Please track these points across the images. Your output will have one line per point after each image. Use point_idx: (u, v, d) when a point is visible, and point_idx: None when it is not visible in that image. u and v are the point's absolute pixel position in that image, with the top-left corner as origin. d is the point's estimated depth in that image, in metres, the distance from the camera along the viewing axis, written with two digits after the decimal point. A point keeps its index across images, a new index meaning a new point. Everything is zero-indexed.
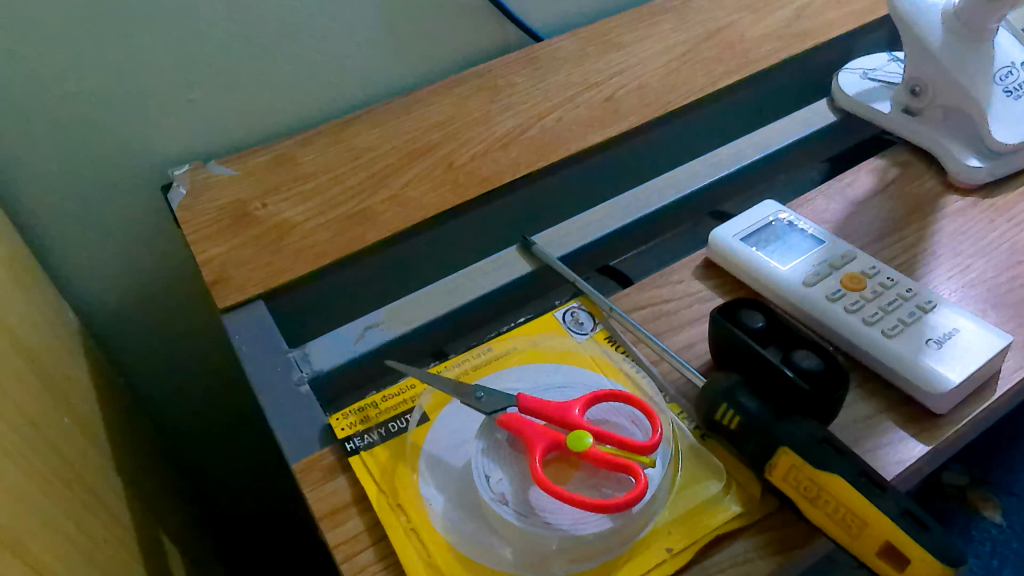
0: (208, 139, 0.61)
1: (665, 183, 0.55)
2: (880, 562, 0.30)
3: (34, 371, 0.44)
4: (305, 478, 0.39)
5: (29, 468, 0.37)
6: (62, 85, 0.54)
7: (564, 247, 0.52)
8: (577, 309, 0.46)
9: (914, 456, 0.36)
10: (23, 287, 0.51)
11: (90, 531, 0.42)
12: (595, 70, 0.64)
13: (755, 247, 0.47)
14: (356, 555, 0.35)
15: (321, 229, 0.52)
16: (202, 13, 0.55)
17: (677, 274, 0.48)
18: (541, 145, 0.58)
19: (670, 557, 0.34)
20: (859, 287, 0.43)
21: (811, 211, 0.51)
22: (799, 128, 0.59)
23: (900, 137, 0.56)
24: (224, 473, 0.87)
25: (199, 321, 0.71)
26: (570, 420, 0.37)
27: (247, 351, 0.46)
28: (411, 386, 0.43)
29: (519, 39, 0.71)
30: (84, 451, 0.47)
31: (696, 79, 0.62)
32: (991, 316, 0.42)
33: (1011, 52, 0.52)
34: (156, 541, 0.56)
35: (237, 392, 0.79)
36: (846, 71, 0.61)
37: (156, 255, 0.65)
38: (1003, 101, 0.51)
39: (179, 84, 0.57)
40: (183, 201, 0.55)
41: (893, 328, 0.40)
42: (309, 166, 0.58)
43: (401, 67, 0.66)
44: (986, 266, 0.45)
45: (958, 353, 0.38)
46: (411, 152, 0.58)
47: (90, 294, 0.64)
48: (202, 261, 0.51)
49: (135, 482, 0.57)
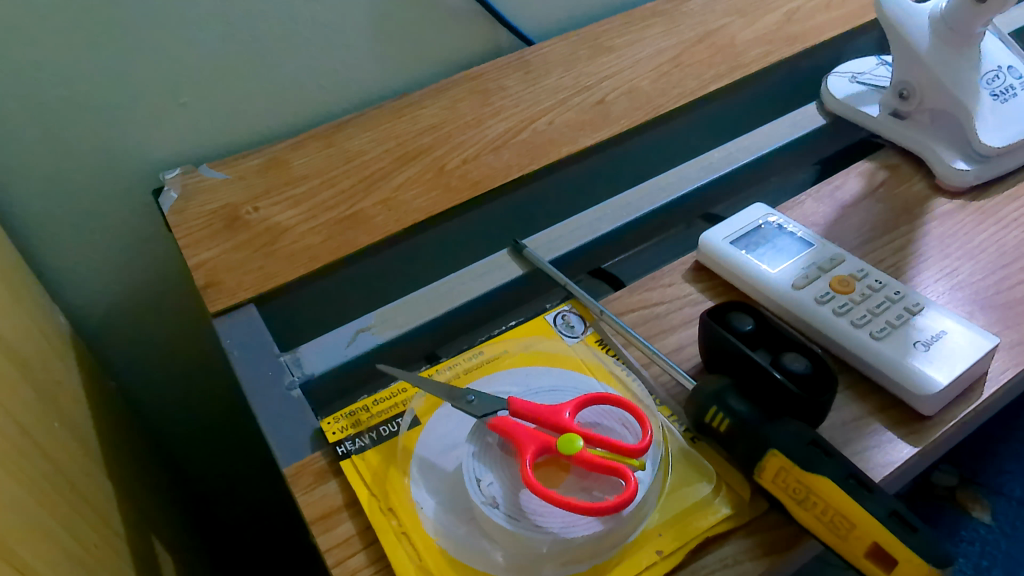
0: (199, 144, 0.61)
1: (656, 187, 0.56)
2: (867, 562, 0.30)
3: (25, 376, 0.44)
4: (296, 482, 0.39)
5: (20, 474, 0.37)
6: (52, 90, 0.54)
7: (555, 250, 0.52)
8: (568, 312, 0.46)
9: (902, 458, 0.36)
10: (13, 290, 0.51)
11: (81, 537, 0.42)
12: (586, 73, 0.64)
13: (745, 251, 0.47)
14: (348, 558, 0.35)
15: (312, 233, 0.52)
16: (195, 19, 0.56)
17: (668, 277, 0.48)
18: (532, 149, 0.58)
19: (660, 560, 0.34)
20: (848, 290, 0.43)
21: (800, 215, 0.51)
22: (789, 131, 0.59)
23: (888, 141, 0.57)
24: (217, 477, 0.86)
25: (191, 325, 0.71)
26: (562, 423, 0.37)
27: (238, 355, 0.46)
28: (402, 390, 0.43)
29: (510, 43, 0.72)
30: (75, 456, 0.47)
31: (687, 83, 0.63)
32: (979, 317, 0.43)
33: (997, 56, 0.53)
34: (148, 547, 0.56)
35: (229, 395, 0.79)
36: (835, 75, 0.61)
37: (148, 258, 0.65)
38: (990, 103, 0.51)
39: (170, 89, 0.57)
40: (174, 204, 0.55)
41: (882, 331, 0.40)
42: (300, 170, 0.58)
43: (393, 71, 0.67)
44: (974, 268, 0.46)
45: (945, 354, 0.39)
46: (402, 156, 0.58)
47: (81, 299, 0.64)
48: (193, 266, 0.51)
49: (125, 485, 0.57)
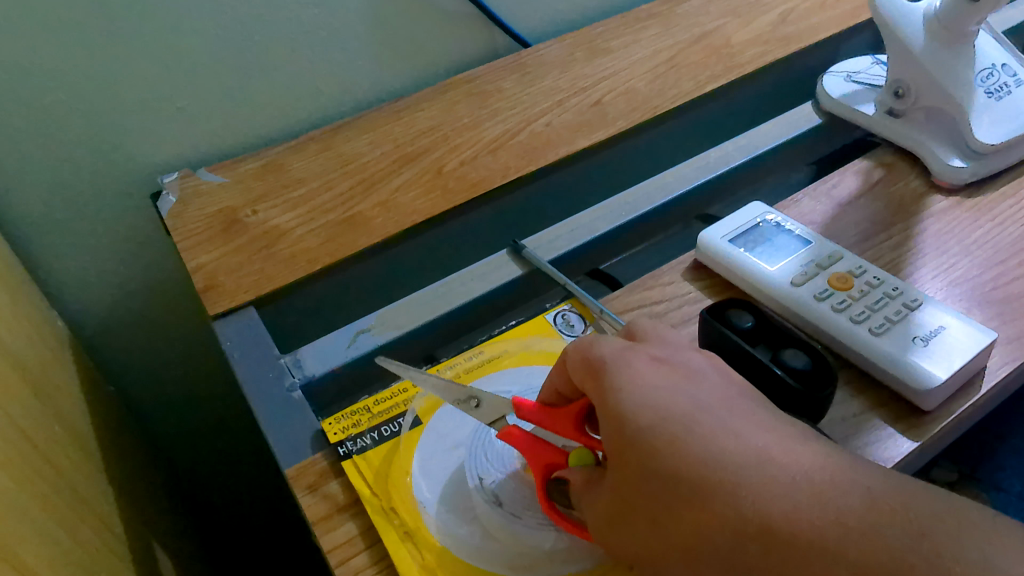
0: (197, 147, 0.61)
1: (654, 186, 0.56)
2: None
3: (26, 381, 0.44)
4: (298, 483, 0.38)
5: (21, 478, 0.37)
6: (48, 93, 0.54)
7: (555, 250, 0.53)
8: (568, 312, 0.47)
9: (903, 452, 0.37)
10: (12, 295, 0.51)
11: (82, 541, 0.42)
12: (583, 74, 0.64)
13: (744, 249, 0.47)
14: (350, 558, 0.35)
15: (311, 235, 0.52)
16: (192, 21, 0.56)
17: (667, 276, 0.48)
18: (529, 150, 0.58)
19: None
20: (846, 287, 0.43)
21: (798, 213, 0.52)
22: (785, 130, 0.60)
23: (883, 139, 0.57)
24: (217, 482, 0.86)
25: (189, 328, 0.70)
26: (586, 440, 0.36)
27: (238, 357, 0.46)
28: (403, 390, 0.43)
29: (506, 45, 0.72)
30: (76, 460, 0.47)
31: (684, 83, 0.63)
32: (976, 313, 0.43)
33: (992, 54, 0.53)
34: (148, 550, 0.56)
35: (229, 399, 0.79)
36: (830, 74, 0.62)
37: (146, 262, 0.65)
38: (985, 101, 0.52)
39: (168, 92, 0.57)
40: (173, 208, 0.55)
41: (881, 327, 0.41)
42: (299, 173, 0.58)
43: (391, 74, 0.67)
44: (971, 264, 0.46)
45: (944, 349, 0.39)
46: (401, 157, 0.58)
47: (79, 303, 0.64)
48: (192, 269, 0.50)
49: (124, 489, 0.56)
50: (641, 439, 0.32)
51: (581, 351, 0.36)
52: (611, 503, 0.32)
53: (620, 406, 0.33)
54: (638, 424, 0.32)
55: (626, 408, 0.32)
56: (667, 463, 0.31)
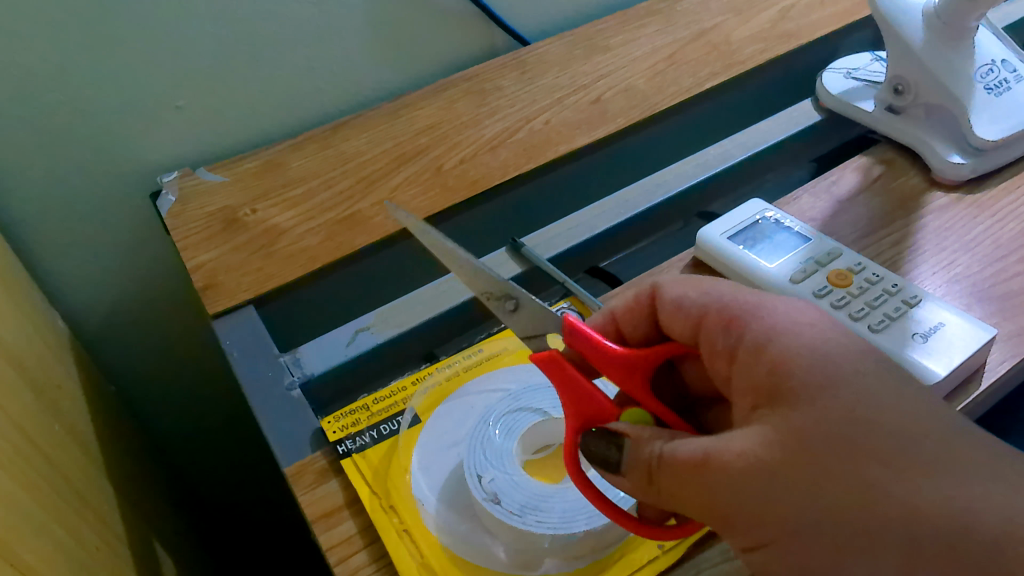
0: (197, 147, 0.61)
1: (654, 184, 0.56)
2: None
3: (25, 380, 0.44)
4: (297, 482, 0.38)
5: (21, 476, 0.37)
6: (47, 93, 0.54)
7: (554, 248, 0.53)
8: (567, 309, 0.47)
9: None
10: (12, 294, 0.51)
11: (82, 540, 0.42)
12: (582, 72, 0.64)
13: (743, 246, 0.47)
14: (350, 556, 0.35)
15: (310, 234, 0.52)
16: (190, 20, 0.56)
17: (666, 274, 0.48)
18: (529, 148, 0.58)
19: (662, 553, 0.35)
20: (846, 284, 0.43)
21: (798, 210, 0.52)
22: (785, 127, 0.60)
23: (883, 136, 0.57)
24: (218, 480, 0.86)
25: (189, 327, 0.71)
26: (647, 399, 0.36)
27: (237, 356, 0.46)
28: (401, 388, 0.43)
29: (506, 42, 0.72)
30: (76, 458, 0.47)
31: (683, 80, 0.63)
32: (976, 310, 0.43)
33: (991, 51, 0.53)
34: (149, 549, 0.56)
35: (229, 398, 0.79)
36: (830, 71, 0.62)
37: (146, 261, 0.65)
38: (984, 97, 0.51)
39: (167, 92, 0.57)
40: (172, 207, 0.55)
41: (880, 323, 0.40)
42: (298, 172, 0.58)
43: (390, 73, 0.67)
44: (971, 260, 0.46)
45: (944, 345, 0.39)
46: (400, 155, 0.58)
47: (79, 302, 0.64)
48: (192, 268, 0.51)
49: (125, 488, 0.57)
50: (809, 384, 0.28)
51: (686, 292, 0.35)
52: (754, 461, 0.28)
53: (776, 328, 0.31)
54: (796, 362, 0.29)
55: (775, 339, 0.30)
56: (847, 406, 0.27)
